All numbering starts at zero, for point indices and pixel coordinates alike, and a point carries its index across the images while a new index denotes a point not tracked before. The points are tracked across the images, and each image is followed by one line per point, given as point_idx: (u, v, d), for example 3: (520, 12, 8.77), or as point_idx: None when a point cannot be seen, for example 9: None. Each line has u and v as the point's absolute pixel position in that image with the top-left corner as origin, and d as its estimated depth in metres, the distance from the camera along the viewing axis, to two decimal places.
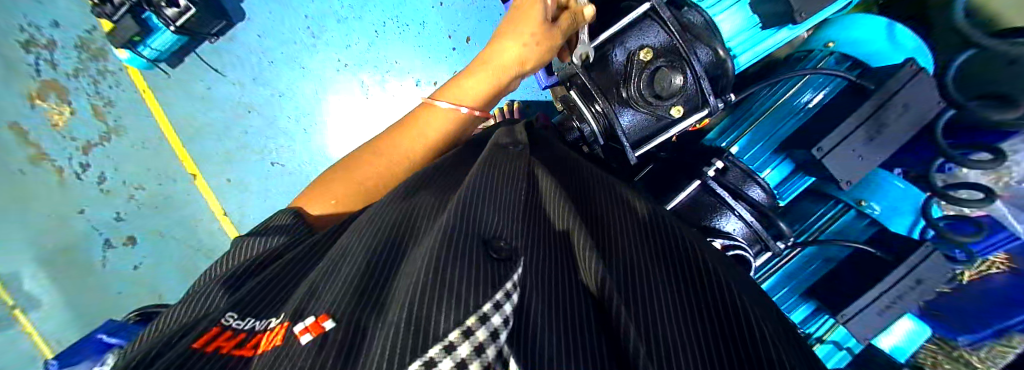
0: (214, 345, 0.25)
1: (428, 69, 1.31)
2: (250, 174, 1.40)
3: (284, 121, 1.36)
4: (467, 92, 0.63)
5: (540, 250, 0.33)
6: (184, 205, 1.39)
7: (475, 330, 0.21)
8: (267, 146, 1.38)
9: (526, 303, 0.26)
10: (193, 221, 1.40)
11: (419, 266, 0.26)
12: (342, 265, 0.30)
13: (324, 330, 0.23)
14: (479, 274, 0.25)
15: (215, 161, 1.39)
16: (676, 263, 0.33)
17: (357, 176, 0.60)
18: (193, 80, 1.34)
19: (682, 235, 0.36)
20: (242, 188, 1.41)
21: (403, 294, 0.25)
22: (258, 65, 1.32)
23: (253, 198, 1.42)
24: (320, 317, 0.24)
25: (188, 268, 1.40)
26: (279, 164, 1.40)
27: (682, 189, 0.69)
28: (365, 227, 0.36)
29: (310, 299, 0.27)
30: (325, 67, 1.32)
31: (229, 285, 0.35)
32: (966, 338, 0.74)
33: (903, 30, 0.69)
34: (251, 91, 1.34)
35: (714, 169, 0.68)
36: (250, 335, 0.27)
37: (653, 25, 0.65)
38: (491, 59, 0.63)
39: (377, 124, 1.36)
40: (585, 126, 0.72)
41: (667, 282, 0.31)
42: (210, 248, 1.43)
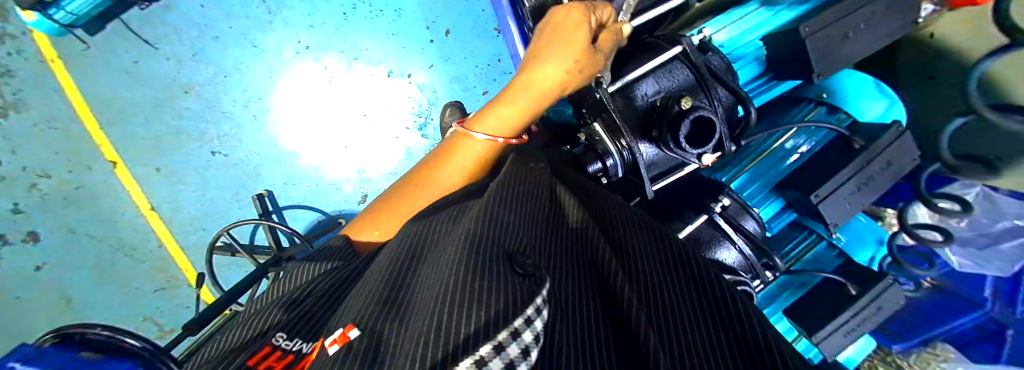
0: (265, 365, 0.25)
1: (402, 59, 1.26)
2: (187, 164, 1.25)
3: (228, 104, 1.22)
4: (504, 122, 0.63)
5: (561, 265, 0.33)
6: (103, 197, 1.21)
7: (507, 346, 0.19)
8: (207, 132, 1.23)
9: (554, 319, 0.25)
10: (112, 216, 1.23)
11: (447, 282, 0.25)
12: (368, 287, 0.29)
13: (348, 339, 0.22)
14: (507, 287, 0.25)
15: (142, 148, 1.21)
16: (694, 292, 0.34)
17: (399, 209, 0.62)
18: (117, 52, 1.16)
19: (698, 266, 0.37)
20: (178, 181, 1.25)
21: (429, 308, 0.23)
22: (200, 39, 1.18)
23: (189, 193, 1.27)
24: (346, 327, 0.24)
25: (103, 270, 1.23)
26: (221, 154, 1.25)
27: (689, 221, 0.72)
28: (391, 252, 0.35)
29: (337, 316, 0.27)
30: (281, 48, 1.21)
31: (263, 309, 0.35)
32: (899, 346, 0.97)
33: (886, 89, 0.79)
34: (190, 69, 1.19)
35: (720, 205, 0.72)
36: (285, 358, 0.26)
37: (682, 67, 0.69)
38: (533, 90, 0.61)
39: (342, 118, 1.27)
40: (610, 158, 0.68)
41: (685, 307, 0.32)
42: (134, 247, 1.26)
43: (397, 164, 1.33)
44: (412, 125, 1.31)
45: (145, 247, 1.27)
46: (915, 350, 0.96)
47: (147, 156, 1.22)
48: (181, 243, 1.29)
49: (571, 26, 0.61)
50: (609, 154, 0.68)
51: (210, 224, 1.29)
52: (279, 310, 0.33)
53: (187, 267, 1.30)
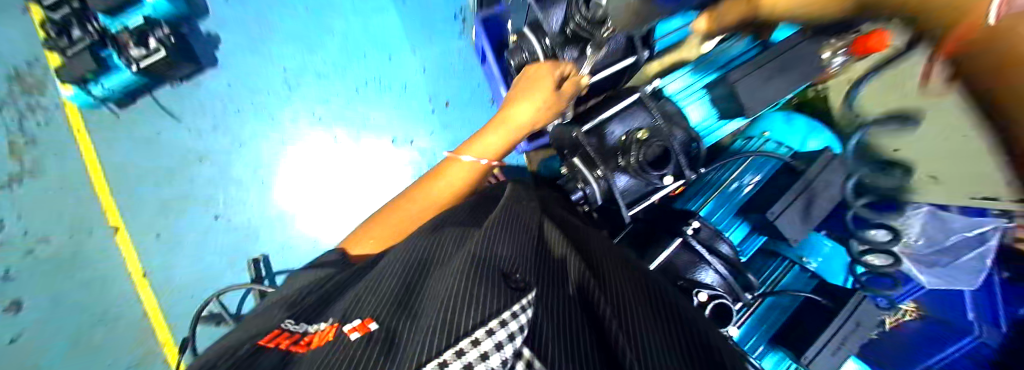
0: (301, 347, 0.33)
1: (404, 128, 1.36)
2: (189, 228, 1.27)
3: (238, 170, 1.29)
4: (490, 149, 0.77)
5: (551, 284, 0.37)
6: (95, 262, 1.21)
7: (483, 340, 0.25)
8: (213, 197, 1.28)
9: (542, 326, 0.28)
10: (101, 281, 1.21)
11: (449, 294, 0.30)
12: (374, 300, 0.34)
13: (369, 329, 0.29)
14: (498, 298, 0.29)
15: (146, 213, 1.25)
16: (674, 315, 0.37)
17: (393, 221, 0.71)
18: (144, 124, 1.26)
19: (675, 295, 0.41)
20: (175, 244, 1.26)
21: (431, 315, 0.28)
22: (222, 112, 1.29)
23: (184, 257, 1.26)
24: (364, 320, 0.31)
25: (77, 343, 1.17)
26: (224, 217, 1.28)
27: (666, 247, 0.75)
28: (394, 272, 0.39)
29: (353, 311, 0.33)
30: (296, 120, 1.32)
31: (278, 310, 0.42)
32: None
33: (818, 126, 0.88)
34: (208, 140, 1.28)
35: (691, 227, 0.74)
36: (307, 338, 0.35)
37: (639, 111, 0.78)
38: (508, 123, 0.77)
39: (345, 182, 1.33)
40: (588, 188, 0.73)
41: (667, 325, 0.35)
42: (116, 316, 1.21)
43: None
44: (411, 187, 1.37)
45: (127, 315, 1.22)
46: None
47: (149, 220, 1.25)
48: (166, 310, 1.24)
49: (535, 76, 0.76)
50: (587, 185, 0.73)
51: (199, 289, 1.26)
52: (296, 313, 0.40)
53: (168, 338, 1.23)
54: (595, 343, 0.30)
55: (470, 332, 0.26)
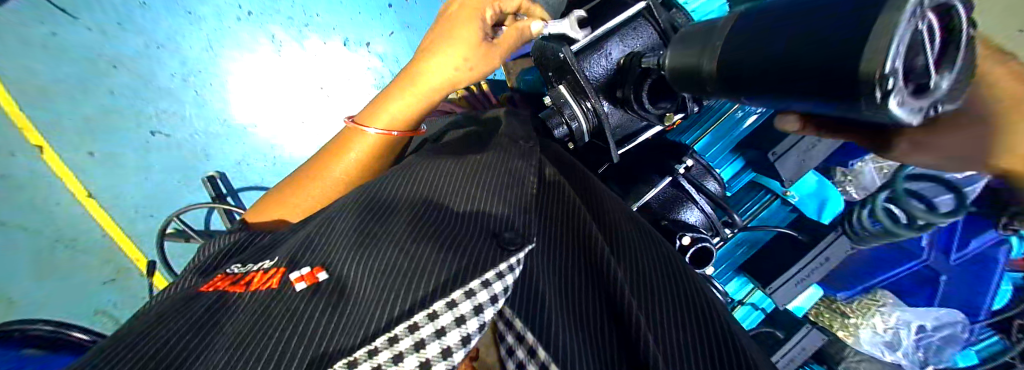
0: (249, 286, 0.36)
1: (358, 27, 1.18)
2: (126, 147, 1.16)
3: (164, 78, 1.13)
4: (399, 121, 0.63)
5: (552, 241, 0.37)
6: (26, 187, 1.12)
7: (440, 314, 0.25)
8: (145, 111, 1.14)
9: (540, 297, 0.30)
10: (42, 205, 1.14)
11: (437, 260, 0.30)
12: (346, 251, 0.34)
13: (316, 280, 0.32)
14: (485, 262, 0.29)
15: (67, 130, 1.11)
16: (667, 269, 0.40)
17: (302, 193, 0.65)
18: (31, 23, 1.04)
19: (666, 250, 0.44)
20: (115, 164, 1.16)
21: (411, 288, 0.28)
22: (125, 6, 1.07)
23: (132, 178, 1.18)
24: (315, 268, 0.34)
25: (43, 269, 1.15)
26: (163, 133, 1.17)
27: (654, 186, 0.75)
28: (376, 214, 0.38)
29: (302, 257, 0.36)
30: (221, 16, 1.11)
31: (250, 255, 0.44)
32: (843, 294, 1.01)
33: None
34: (117, 42, 1.09)
35: (684, 166, 0.73)
36: (245, 277, 0.38)
37: (644, 26, 0.70)
38: (419, 87, 0.61)
39: (293, 93, 1.20)
40: (574, 123, 0.68)
41: (659, 282, 0.38)
42: (74, 239, 1.17)
43: None
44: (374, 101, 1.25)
45: (83, 239, 1.18)
46: (858, 297, 1.00)
47: (75, 139, 1.12)
48: (132, 234, 1.21)
49: (449, 25, 0.58)
50: (573, 119, 0.68)
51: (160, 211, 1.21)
52: (266, 255, 0.42)
53: (136, 255, 1.23)
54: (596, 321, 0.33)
55: (447, 294, 0.26)
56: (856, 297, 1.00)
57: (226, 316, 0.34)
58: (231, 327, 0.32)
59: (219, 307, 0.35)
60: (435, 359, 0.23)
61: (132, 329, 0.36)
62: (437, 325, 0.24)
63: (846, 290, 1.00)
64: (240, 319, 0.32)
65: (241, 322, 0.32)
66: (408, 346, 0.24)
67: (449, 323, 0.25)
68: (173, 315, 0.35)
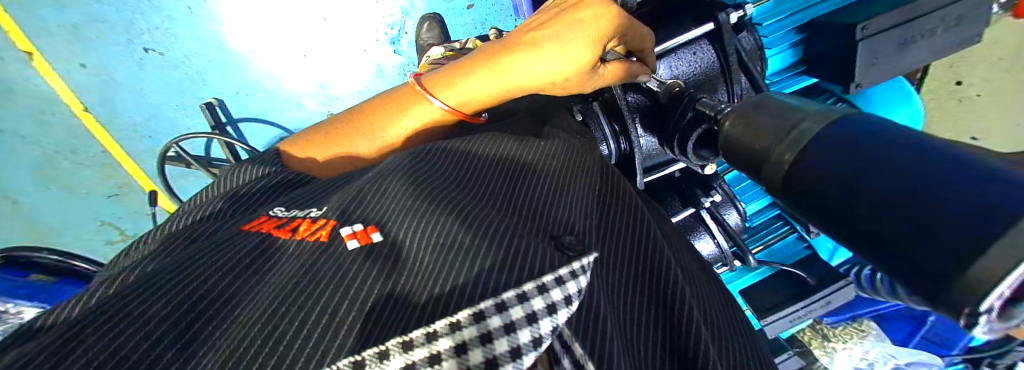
0: (296, 233, 0.39)
1: None
2: (116, 62, 1.32)
3: None
4: (469, 101, 0.70)
5: (622, 265, 0.47)
6: (24, 90, 1.32)
7: (511, 307, 0.27)
8: (138, 27, 1.29)
9: (590, 302, 0.36)
10: (43, 113, 1.35)
11: (498, 253, 0.33)
12: (413, 222, 0.38)
13: (372, 240, 0.36)
14: (544, 260, 0.33)
15: (58, 40, 1.28)
16: (705, 297, 0.52)
17: (358, 145, 0.74)
18: None
19: (698, 278, 0.55)
20: (106, 79, 1.33)
21: (466, 267, 0.32)
22: None
23: (126, 94, 1.35)
24: (370, 231, 0.37)
25: None
26: (155, 51, 1.32)
27: (675, 214, 0.85)
28: (448, 196, 0.43)
29: (349, 217, 0.40)
30: None
31: (298, 199, 0.49)
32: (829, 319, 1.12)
33: (910, 93, 0.89)
34: None
35: (710, 200, 0.82)
36: (291, 223, 0.41)
37: (712, 51, 0.77)
38: (505, 80, 0.67)
39: (295, 19, 1.33)
40: (603, 144, 0.77)
41: (705, 307, 0.49)
42: (78, 153, 1.41)
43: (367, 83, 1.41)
44: (382, 38, 1.37)
45: (87, 152, 1.41)
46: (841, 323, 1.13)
47: (68, 49, 1.29)
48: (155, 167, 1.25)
49: (561, 33, 0.62)
50: (603, 142, 0.77)
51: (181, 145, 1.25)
52: (313, 204, 0.46)
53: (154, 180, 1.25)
54: (658, 339, 0.44)
55: (521, 287, 0.28)
56: (841, 324, 1.14)
57: (273, 258, 0.36)
58: (278, 274, 0.33)
59: (266, 247, 0.38)
60: (503, 358, 0.24)
61: (173, 261, 0.37)
62: (506, 321, 0.26)
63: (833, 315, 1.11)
64: (288, 264, 0.34)
65: (287, 273, 0.33)
66: (473, 338, 0.25)
67: (519, 320, 0.26)
68: (216, 244, 0.38)
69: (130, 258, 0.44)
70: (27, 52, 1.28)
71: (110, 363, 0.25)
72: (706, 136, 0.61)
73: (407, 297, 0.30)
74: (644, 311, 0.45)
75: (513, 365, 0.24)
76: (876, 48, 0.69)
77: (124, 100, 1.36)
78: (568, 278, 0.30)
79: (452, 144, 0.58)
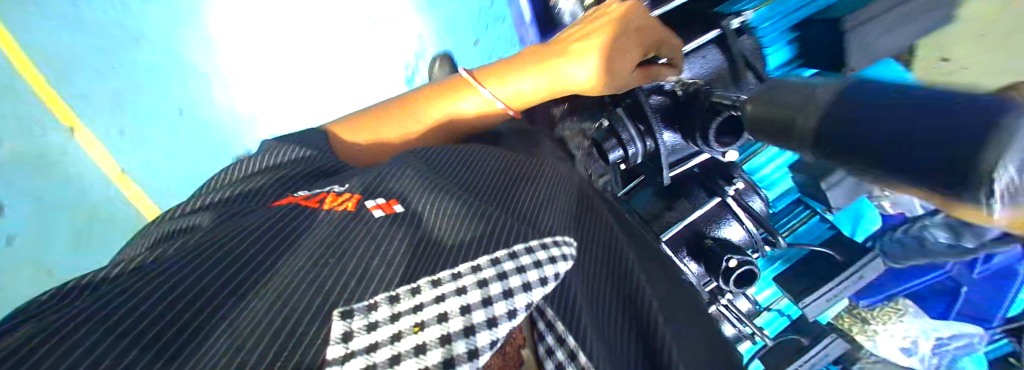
0: (326, 204, 0.43)
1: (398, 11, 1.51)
2: (161, 127, 1.46)
3: (195, 57, 1.43)
4: (518, 96, 0.78)
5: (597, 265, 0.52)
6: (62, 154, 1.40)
7: (520, 256, 0.32)
8: (175, 94, 1.44)
9: (569, 285, 0.41)
10: (85, 175, 1.44)
11: (496, 225, 0.37)
12: (418, 201, 0.42)
13: (394, 211, 0.40)
14: (537, 234, 0.37)
15: (104, 108, 1.39)
16: (670, 302, 0.56)
17: (396, 132, 0.80)
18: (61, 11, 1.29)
19: (667, 286, 0.59)
20: (147, 140, 1.46)
21: (468, 233, 0.36)
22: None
23: (166, 155, 1.49)
24: (390, 203, 0.41)
25: None
26: (192, 113, 1.47)
27: (700, 207, 0.88)
28: (448, 186, 0.48)
29: (370, 191, 0.44)
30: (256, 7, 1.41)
31: (319, 184, 0.53)
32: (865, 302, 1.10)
33: None
34: (154, 31, 1.37)
35: (733, 187, 0.85)
36: (317, 197, 0.45)
37: (719, 54, 0.84)
38: (554, 81, 0.76)
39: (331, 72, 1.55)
40: (631, 146, 0.78)
41: (667, 309, 0.53)
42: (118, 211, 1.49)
43: None
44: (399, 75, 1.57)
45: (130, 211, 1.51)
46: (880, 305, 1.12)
47: (108, 115, 1.39)
48: None
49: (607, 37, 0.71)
50: (631, 143, 0.78)
51: None
52: (333, 185, 0.50)
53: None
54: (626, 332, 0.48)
55: (521, 246, 0.33)
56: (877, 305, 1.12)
57: (308, 225, 0.39)
58: (316, 236, 0.36)
59: (298, 213, 0.41)
60: (517, 289, 0.28)
61: (207, 228, 0.40)
62: (518, 265, 0.30)
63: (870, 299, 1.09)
64: (320, 229, 0.38)
65: (324, 234, 0.36)
66: (491, 276, 0.29)
67: (528, 265, 0.31)
68: (251, 214, 0.42)
69: (183, 219, 0.47)
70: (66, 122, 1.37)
71: (150, 310, 0.26)
72: (727, 125, 0.66)
73: (432, 247, 0.35)
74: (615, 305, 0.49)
75: (526, 295, 0.28)
76: (874, 46, 0.73)
77: (160, 163, 1.49)
78: (560, 244, 0.35)
79: (453, 149, 0.63)
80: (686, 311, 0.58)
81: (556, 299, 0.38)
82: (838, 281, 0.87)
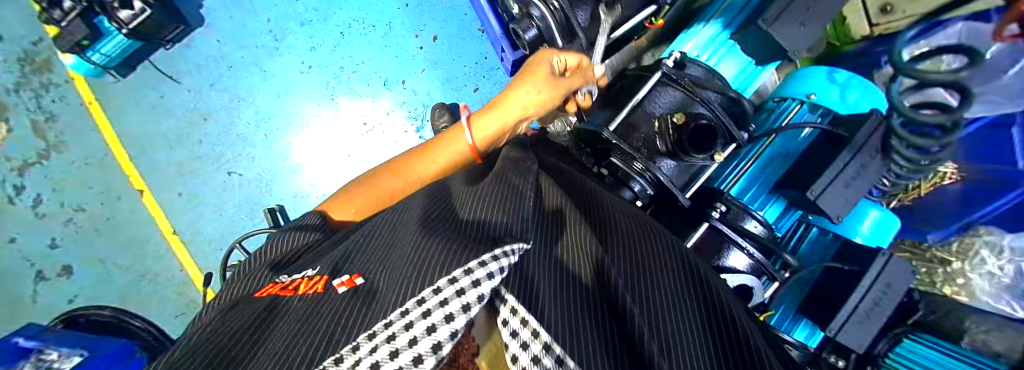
0: (296, 289, 0.35)
1: (395, 69, 1.27)
2: (168, 209, 1.24)
3: (241, 127, 1.25)
4: (484, 137, 0.69)
5: (567, 246, 0.37)
6: (131, 224, 1.23)
7: (475, 270, 0.25)
8: (183, 176, 1.24)
9: (511, 271, 0.28)
10: (138, 243, 1.23)
11: (428, 249, 0.29)
12: (366, 253, 0.37)
13: (355, 284, 0.31)
14: (468, 245, 0.29)
15: (163, 175, 1.24)
16: (695, 290, 0.35)
17: (381, 189, 0.67)
18: (145, 89, 1.22)
19: (697, 267, 0.38)
20: (197, 203, 1.25)
21: (401, 275, 0.28)
22: (217, 70, 1.24)
23: (179, 227, 1.24)
24: (352, 276, 0.33)
25: (128, 296, 1.21)
26: (186, 194, 1.24)
27: (647, 82, 0.70)
28: (399, 223, 0.40)
29: (343, 266, 0.35)
30: (288, 71, 1.25)
31: (280, 262, 0.44)
32: (935, 236, 0.84)
33: None
34: (208, 99, 1.24)
35: (671, 60, 0.72)
36: (293, 283, 0.37)
37: None
38: (507, 109, 0.68)
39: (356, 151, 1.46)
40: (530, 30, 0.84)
41: (686, 303, 0.33)
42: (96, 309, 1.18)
43: None
44: (411, 128, 1.28)
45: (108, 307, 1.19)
46: (954, 238, 0.82)
47: (169, 181, 1.24)
48: (200, 265, 1.25)
49: (526, 71, 0.68)
50: (541, 19, 0.82)
51: (224, 242, 1.25)
52: (288, 267, 0.42)
53: (192, 269, 1.25)
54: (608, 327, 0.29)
55: (480, 255, 0.26)
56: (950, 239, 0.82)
57: (281, 317, 0.32)
58: (289, 323, 0.29)
59: (272, 312, 0.33)
60: (457, 313, 0.22)
61: (206, 322, 0.35)
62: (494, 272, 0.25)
63: (939, 231, 0.84)
64: (293, 316, 0.30)
65: (300, 318, 0.29)
66: (435, 305, 0.23)
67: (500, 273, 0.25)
68: (217, 317, 0.34)
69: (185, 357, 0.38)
70: (140, 190, 1.23)
71: None
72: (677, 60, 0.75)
73: (370, 304, 0.27)
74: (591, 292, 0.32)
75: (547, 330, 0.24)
76: None
77: (152, 249, 1.24)
78: (517, 249, 0.29)
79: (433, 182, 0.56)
80: (702, 266, 0.38)
81: (515, 285, 0.27)
82: (854, 147, 0.62)
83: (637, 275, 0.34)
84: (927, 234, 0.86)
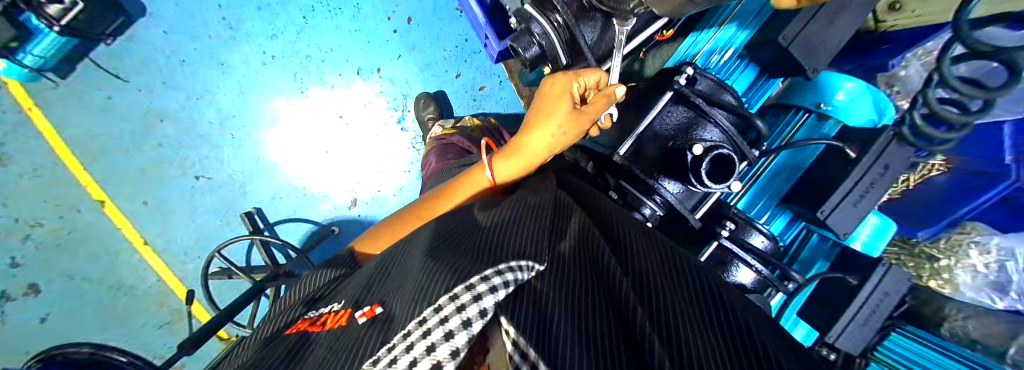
0: (320, 325, 0.33)
1: (367, 55, 1.20)
2: (136, 219, 1.17)
3: (204, 126, 1.17)
4: (505, 174, 0.61)
5: (575, 260, 0.33)
6: (96, 237, 1.15)
7: (476, 285, 0.23)
8: (147, 183, 1.17)
9: (510, 289, 0.25)
10: (107, 255, 1.16)
11: (433, 273, 0.27)
12: (388, 282, 0.35)
13: (374, 313, 0.29)
14: (472, 266, 0.27)
15: (125, 182, 1.16)
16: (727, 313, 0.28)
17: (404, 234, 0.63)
18: (90, 90, 1.11)
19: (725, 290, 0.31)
20: (165, 212, 1.18)
21: (410, 299, 0.26)
22: (168, 65, 1.14)
23: (150, 237, 1.18)
24: (373, 306, 0.31)
25: (103, 310, 1.16)
26: (152, 202, 1.17)
27: (654, 106, 0.66)
28: (415, 246, 0.38)
29: (366, 298, 0.33)
30: (247, 61, 1.16)
31: (302, 302, 0.42)
32: (925, 233, 0.77)
33: None
34: (164, 97, 1.14)
35: (685, 75, 0.64)
36: (321, 318, 0.34)
37: None
38: (522, 152, 0.60)
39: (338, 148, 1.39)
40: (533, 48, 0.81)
41: (712, 325, 0.26)
42: (71, 325, 1.13)
43: (404, 179, 1.28)
44: (391, 119, 1.24)
45: (83, 322, 1.14)
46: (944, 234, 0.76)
47: (133, 188, 1.16)
48: (178, 273, 1.20)
49: (543, 103, 0.60)
50: (543, 35, 0.79)
51: (202, 249, 1.21)
52: (318, 302, 0.41)
53: (169, 277, 1.20)
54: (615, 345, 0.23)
55: (477, 273, 0.25)
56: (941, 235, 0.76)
57: (303, 357, 0.29)
58: (310, 363, 0.27)
59: (299, 348, 0.31)
60: (457, 328, 0.21)
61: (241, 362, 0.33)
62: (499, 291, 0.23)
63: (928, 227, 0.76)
64: (317, 354, 0.28)
65: (319, 356, 0.27)
66: (436, 323, 0.21)
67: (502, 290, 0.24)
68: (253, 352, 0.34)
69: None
70: (100, 200, 1.15)
71: None
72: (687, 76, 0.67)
73: (382, 332, 0.25)
74: (596, 306, 0.27)
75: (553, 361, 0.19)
76: None
77: (123, 261, 1.17)
78: (523, 266, 0.27)
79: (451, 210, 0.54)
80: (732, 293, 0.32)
81: (513, 306, 0.24)
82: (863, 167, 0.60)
83: (648, 291, 0.29)
84: (916, 230, 0.78)
